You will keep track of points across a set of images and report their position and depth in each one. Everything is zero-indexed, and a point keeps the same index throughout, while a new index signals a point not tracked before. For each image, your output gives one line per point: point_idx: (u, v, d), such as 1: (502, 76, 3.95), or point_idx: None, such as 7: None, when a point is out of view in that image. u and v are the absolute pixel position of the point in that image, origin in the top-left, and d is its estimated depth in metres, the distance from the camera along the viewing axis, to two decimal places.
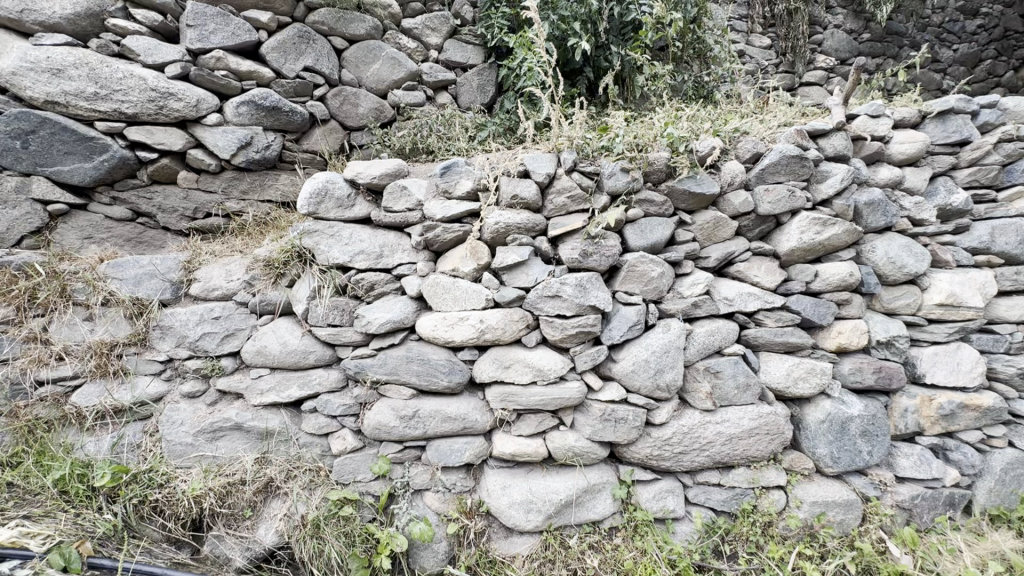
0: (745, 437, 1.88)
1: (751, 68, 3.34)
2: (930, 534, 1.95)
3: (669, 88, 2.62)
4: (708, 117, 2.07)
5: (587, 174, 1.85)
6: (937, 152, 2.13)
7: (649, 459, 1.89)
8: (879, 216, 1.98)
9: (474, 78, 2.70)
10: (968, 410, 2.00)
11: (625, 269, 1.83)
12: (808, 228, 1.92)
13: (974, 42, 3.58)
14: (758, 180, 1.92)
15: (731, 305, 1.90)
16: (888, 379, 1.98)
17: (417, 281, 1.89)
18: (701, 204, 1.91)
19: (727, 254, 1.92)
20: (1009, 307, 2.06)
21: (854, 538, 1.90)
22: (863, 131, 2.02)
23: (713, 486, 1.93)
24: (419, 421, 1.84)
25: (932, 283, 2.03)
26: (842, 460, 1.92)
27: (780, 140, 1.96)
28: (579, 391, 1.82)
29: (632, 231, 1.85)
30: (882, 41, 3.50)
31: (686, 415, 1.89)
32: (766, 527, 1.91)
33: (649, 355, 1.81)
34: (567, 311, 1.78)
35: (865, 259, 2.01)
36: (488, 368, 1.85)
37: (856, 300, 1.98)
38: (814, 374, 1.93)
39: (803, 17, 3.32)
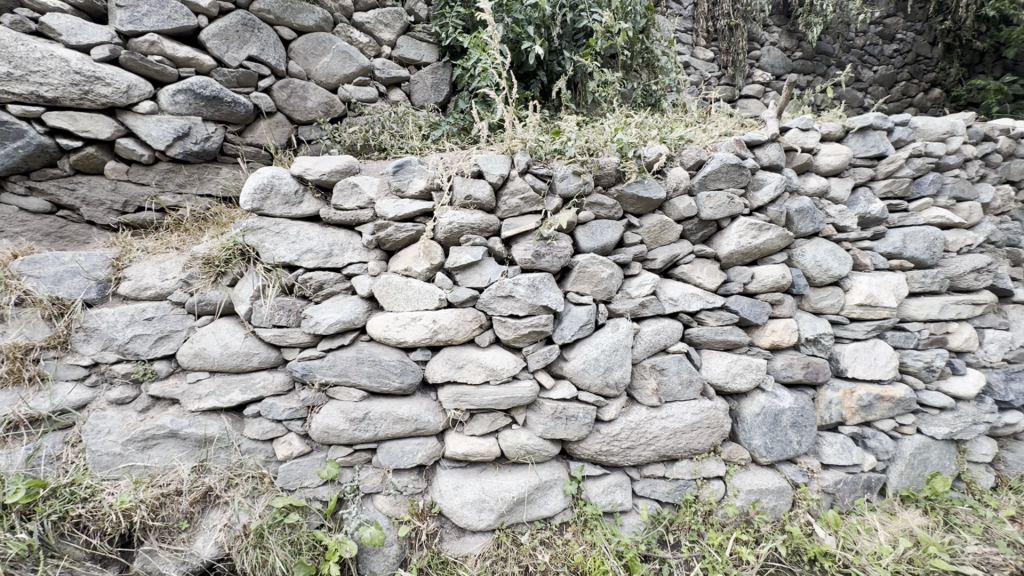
0: (688, 431, 1.97)
1: (696, 79, 3.51)
2: (851, 515, 2.12)
3: (619, 94, 2.71)
4: (655, 125, 2.16)
5: (539, 175, 1.88)
6: (858, 165, 2.31)
7: (598, 455, 1.95)
8: (807, 223, 2.14)
9: (428, 76, 2.68)
10: (883, 401, 2.18)
11: (576, 269, 1.88)
12: (745, 232, 2.03)
13: (891, 65, 3.92)
14: (701, 187, 2.02)
15: (676, 305, 1.99)
16: (815, 373, 2.14)
17: (369, 280, 1.86)
18: (648, 208, 1.99)
19: (672, 256, 2.00)
20: (918, 307, 2.27)
21: (784, 522, 2.04)
22: (794, 143, 2.18)
23: (658, 478, 2.02)
24: (369, 423, 1.81)
25: (853, 285, 2.21)
26: (774, 449, 2.06)
27: (720, 148, 2.07)
28: (531, 390, 1.85)
29: (583, 234, 1.90)
30: (811, 60, 3.78)
31: (634, 411, 1.95)
32: (706, 516, 2.01)
33: (599, 353, 1.87)
34: (520, 311, 1.80)
35: (796, 262, 2.16)
36: (441, 368, 1.85)
37: (787, 301, 2.13)
38: (750, 370, 2.05)
39: (743, 33, 3.52)
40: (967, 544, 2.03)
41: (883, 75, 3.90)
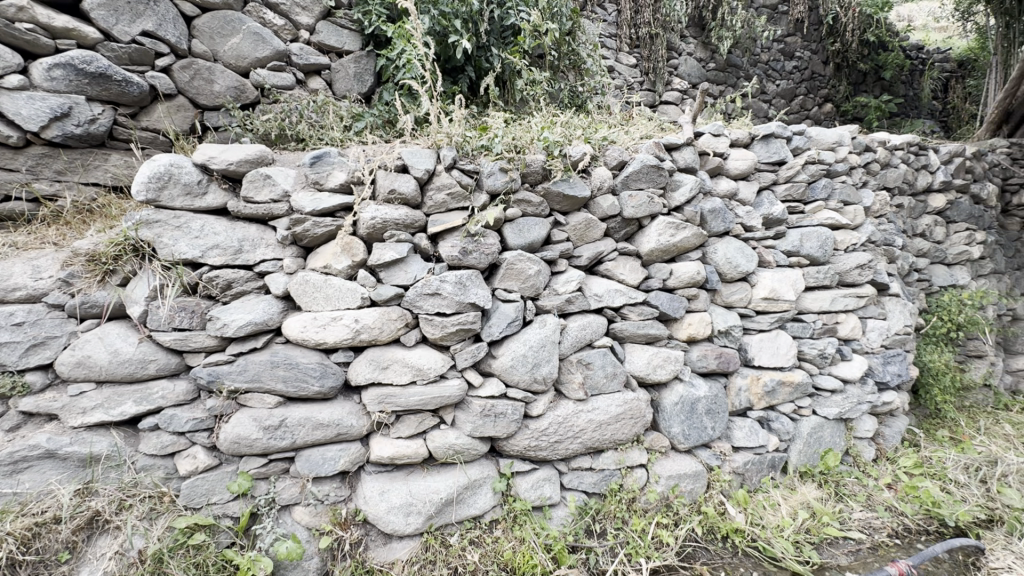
0: (612, 423, 2.04)
1: (620, 83, 3.64)
2: (758, 492, 2.29)
3: (546, 94, 2.75)
4: (580, 125, 2.20)
5: (466, 171, 1.86)
6: (763, 170, 2.50)
7: (527, 450, 1.96)
8: (719, 222, 2.29)
9: (351, 65, 2.55)
10: (784, 386, 2.39)
11: (503, 266, 1.88)
12: (664, 230, 2.14)
13: (791, 80, 4.29)
14: (624, 186, 2.10)
15: (601, 301, 2.05)
16: (727, 363, 2.29)
17: (284, 278, 1.74)
18: (574, 206, 2.03)
19: (597, 253, 2.06)
20: (813, 299, 2.51)
21: (700, 503, 2.17)
22: (707, 147, 2.33)
23: (586, 470, 2.06)
24: (286, 431, 1.69)
25: (759, 280, 2.39)
26: (691, 435, 2.18)
27: (641, 149, 2.15)
28: (458, 389, 1.83)
29: (510, 231, 1.91)
30: (723, 71, 4.05)
31: (561, 405, 1.99)
32: (630, 503, 2.09)
33: (527, 349, 1.88)
34: (447, 309, 1.78)
35: (709, 259, 2.30)
36: (365, 370, 1.77)
37: (702, 296, 2.26)
38: (669, 361, 2.16)
39: (662, 42, 3.71)
40: (854, 511, 2.27)
41: (785, 89, 4.26)
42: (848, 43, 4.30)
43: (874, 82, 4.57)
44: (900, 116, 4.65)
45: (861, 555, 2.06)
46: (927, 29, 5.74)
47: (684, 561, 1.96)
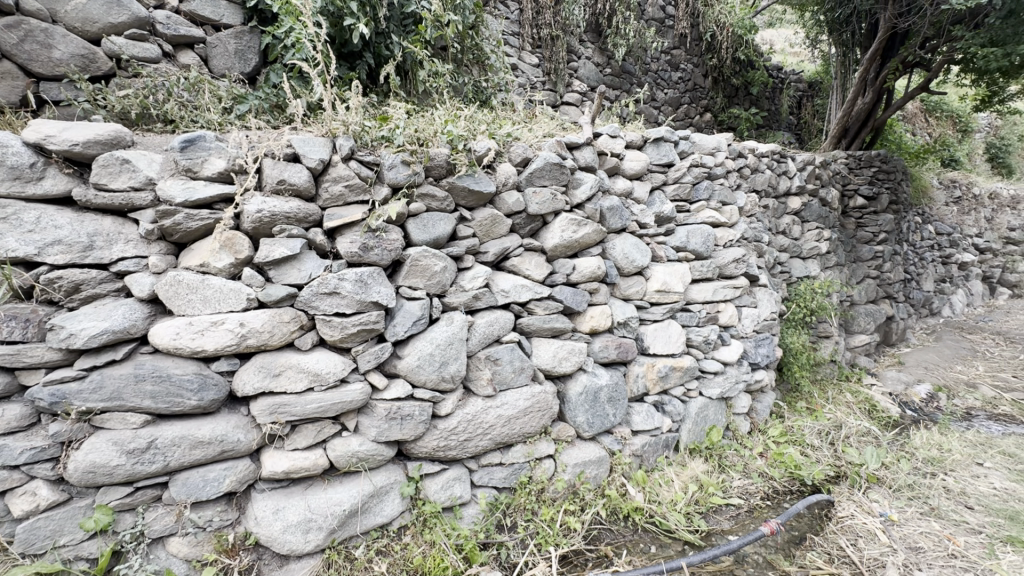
0: (521, 417, 2.06)
1: (524, 82, 3.69)
2: (654, 471, 2.47)
3: (449, 87, 2.71)
4: (484, 120, 2.19)
5: (365, 163, 1.77)
6: (655, 171, 2.69)
7: (436, 451, 1.91)
8: (617, 219, 2.41)
9: (230, 40, 2.29)
10: (676, 371, 2.59)
11: (407, 263, 1.81)
12: (566, 227, 2.21)
13: (677, 89, 4.66)
14: (528, 183, 2.13)
15: (508, 296, 2.06)
16: (625, 352, 2.43)
17: (150, 278, 1.52)
18: (479, 202, 2.02)
19: (503, 249, 2.07)
20: (699, 291, 2.74)
21: (604, 487, 2.28)
22: (604, 147, 2.45)
23: (496, 465, 2.07)
24: (156, 453, 1.48)
25: (652, 274, 2.57)
26: (594, 423, 2.29)
27: (544, 147, 2.20)
28: (361, 393, 1.73)
29: (414, 226, 1.84)
30: (619, 77, 4.27)
31: (470, 403, 1.97)
32: (540, 494, 2.13)
33: (434, 348, 1.84)
34: (347, 309, 1.68)
35: (608, 255, 2.42)
36: (253, 378, 1.60)
37: (603, 289, 2.37)
38: (574, 353, 2.24)
39: (561, 44, 3.84)
40: (734, 480, 2.53)
41: (672, 97, 4.62)
42: (723, 60, 4.81)
43: (745, 96, 5.12)
44: (765, 127, 5.27)
45: (740, 518, 2.30)
46: (784, 54, 6.58)
47: (590, 544, 2.05)
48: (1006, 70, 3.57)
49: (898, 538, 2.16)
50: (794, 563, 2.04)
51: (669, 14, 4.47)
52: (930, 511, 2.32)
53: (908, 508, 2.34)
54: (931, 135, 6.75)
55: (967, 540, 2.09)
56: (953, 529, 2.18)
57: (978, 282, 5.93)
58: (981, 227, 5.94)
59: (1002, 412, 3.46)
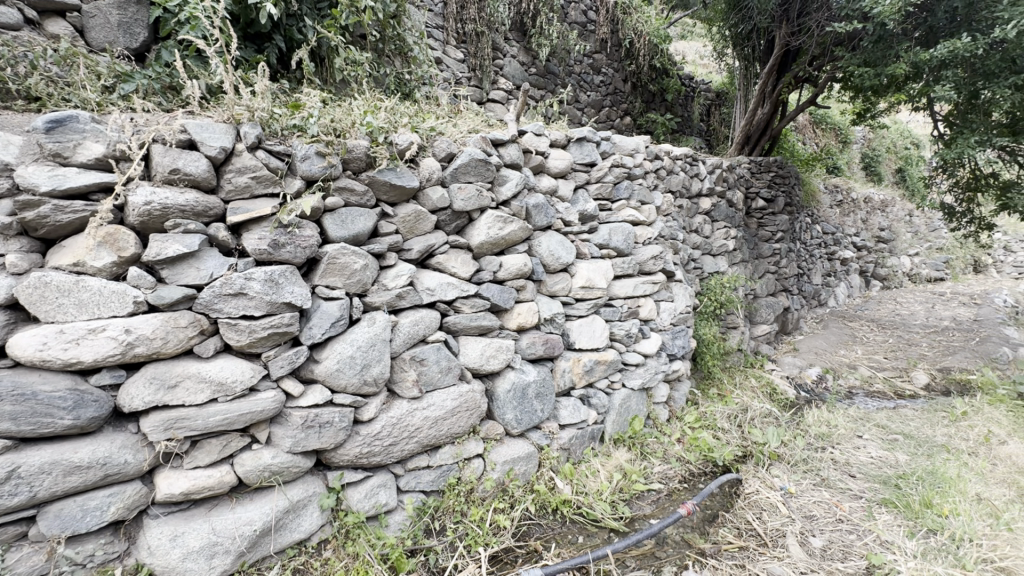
0: (448, 417, 2.02)
1: (448, 76, 3.62)
2: (581, 463, 2.53)
3: (369, 77, 2.60)
4: (406, 112, 2.12)
5: (275, 154, 1.65)
6: (578, 170, 2.76)
7: (358, 458, 1.82)
8: (543, 216, 2.44)
9: (112, 11, 2.00)
10: (600, 364, 2.66)
11: (324, 261, 1.71)
12: (493, 224, 2.20)
13: (599, 91, 4.81)
14: (453, 179, 2.09)
15: (433, 295, 2.01)
16: (552, 348, 2.47)
17: (8, 280, 1.31)
18: (402, 197, 1.95)
19: (428, 246, 2.01)
20: (621, 286, 2.85)
21: (533, 482, 2.30)
22: (530, 145, 2.46)
23: (423, 469, 2.01)
24: (19, 483, 1.27)
25: (576, 271, 2.63)
26: (523, 420, 2.30)
27: (469, 143, 2.17)
28: (273, 401, 1.61)
29: (331, 221, 1.74)
30: (543, 77, 4.33)
31: (395, 406, 1.90)
32: (469, 494, 2.11)
33: (355, 350, 1.75)
34: (255, 311, 1.55)
35: (535, 252, 2.44)
36: (143, 392, 1.42)
37: (529, 287, 2.39)
38: (501, 351, 2.24)
39: (486, 41, 3.82)
40: (655, 466, 2.66)
41: (594, 100, 4.76)
42: (641, 66, 5.04)
43: (660, 102, 5.40)
44: (679, 132, 5.60)
45: (661, 501, 2.42)
46: (695, 64, 7.05)
47: (519, 540, 2.06)
48: (877, 89, 4.04)
49: (795, 508, 2.38)
50: (708, 540, 2.18)
51: (591, 19, 4.61)
52: (822, 482, 2.58)
53: (803, 480, 2.59)
54: (818, 145, 7.53)
55: (851, 505, 2.35)
56: (839, 496, 2.44)
57: (856, 276, 6.72)
58: (858, 227, 6.73)
59: (876, 389, 3.94)
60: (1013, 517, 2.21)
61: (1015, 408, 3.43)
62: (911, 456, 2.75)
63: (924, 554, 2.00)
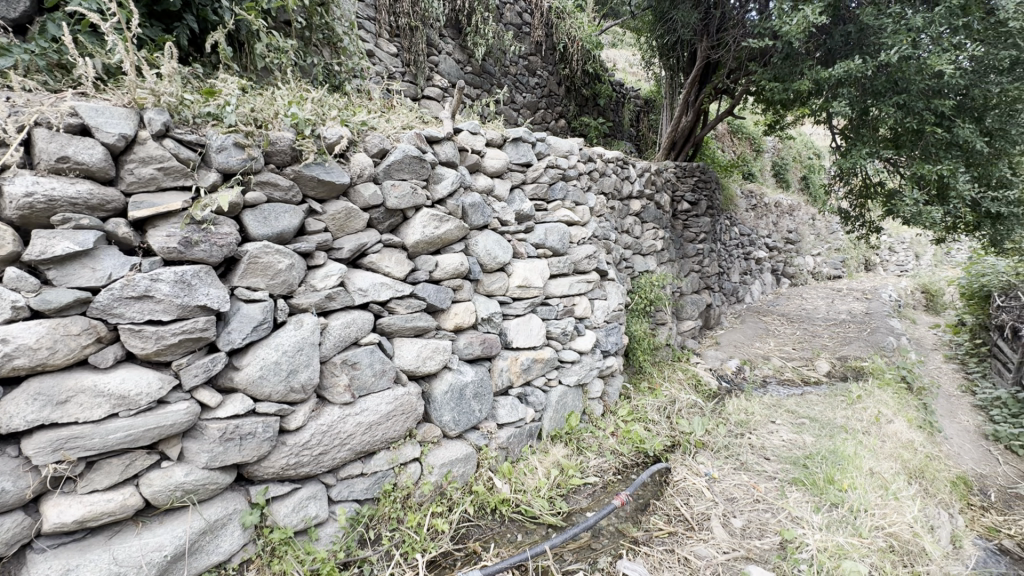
0: (383, 422, 1.96)
1: (380, 70, 3.52)
2: (519, 461, 2.54)
3: (295, 66, 2.46)
4: (335, 104, 2.02)
5: (186, 143, 1.51)
6: (514, 170, 2.77)
7: (285, 470, 1.71)
8: (479, 216, 2.43)
9: None
10: (537, 362, 2.69)
11: (244, 260, 1.59)
12: (428, 222, 2.15)
13: (535, 93, 4.86)
14: (386, 175, 2.02)
15: (366, 296, 1.94)
16: (489, 348, 2.46)
17: None
18: (331, 194, 1.86)
19: (360, 245, 1.94)
20: (557, 285, 2.90)
21: (471, 484, 2.29)
22: (465, 143, 2.44)
23: (356, 477, 1.93)
24: None
25: (513, 270, 2.65)
26: (460, 421, 2.27)
27: (402, 139, 2.11)
28: (187, 414, 1.47)
29: (252, 218, 1.62)
30: (479, 76, 4.32)
31: (325, 413, 1.81)
32: (405, 500, 2.06)
33: (279, 355, 1.65)
34: (163, 315, 1.41)
35: (471, 251, 2.42)
36: (25, 409, 1.24)
37: (466, 286, 2.37)
38: (438, 352, 2.20)
39: (421, 36, 3.75)
40: (590, 459, 2.73)
41: (529, 101, 4.81)
42: (574, 70, 5.16)
43: (593, 106, 5.56)
44: (611, 136, 5.80)
45: (596, 494, 2.49)
46: (624, 72, 7.35)
47: (458, 543, 2.04)
48: (786, 102, 4.41)
49: (718, 492, 2.53)
50: (641, 528, 2.27)
51: (526, 21, 4.65)
52: (741, 465, 2.77)
53: (725, 465, 2.77)
54: (735, 152, 8.10)
55: (766, 486, 2.55)
56: (756, 478, 2.64)
57: (769, 274, 7.30)
58: (770, 230, 7.32)
59: (787, 377, 4.30)
60: (899, 488, 2.49)
61: (899, 390, 3.88)
62: (816, 437, 3.02)
63: (828, 526, 2.20)
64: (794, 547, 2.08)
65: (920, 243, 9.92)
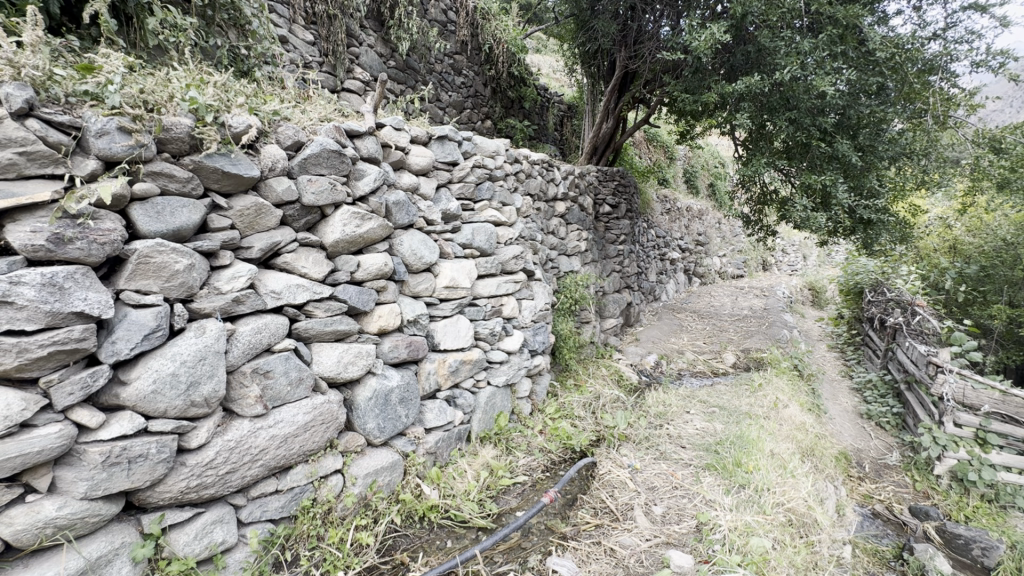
0: (301, 434, 1.83)
1: (295, 58, 3.31)
2: (448, 465, 2.50)
3: (195, 47, 2.24)
4: (243, 90, 1.86)
5: (58, 125, 1.31)
6: (440, 168, 2.72)
7: (185, 494, 1.54)
8: (404, 214, 2.35)
9: None
10: (465, 364, 2.66)
11: (132, 260, 1.41)
12: (349, 220, 2.04)
13: (461, 92, 4.82)
14: (301, 170, 1.90)
15: (279, 298, 1.80)
16: (415, 350, 2.39)
17: None
18: (237, 188, 1.71)
19: (272, 244, 1.80)
20: (485, 285, 2.88)
21: (398, 492, 2.20)
22: (389, 139, 2.35)
23: (270, 495, 1.79)
24: None
25: (440, 271, 2.59)
26: (386, 428, 2.19)
27: (319, 132, 2.00)
28: (60, 438, 1.27)
29: (142, 212, 1.45)
30: (403, 71, 4.21)
31: (233, 427, 1.65)
32: (326, 516, 1.94)
33: (177, 366, 1.48)
34: (28, 324, 1.21)
35: (396, 251, 2.34)
36: None
37: (390, 287, 2.28)
38: (361, 357, 2.10)
39: (340, 26, 3.58)
40: (519, 459, 2.75)
41: (455, 100, 4.75)
42: (500, 72, 5.18)
43: (519, 108, 5.61)
44: (536, 139, 5.89)
45: (526, 493, 2.50)
46: (548, 77, 7.53)
47: (385, 555, 1.95)
48: (696, 113, 4.73)
49: (640, 482, 2.65)
50: (569, 523, 2.32)
51: (451, 19, 4.60)
52: (660, 455, 2.93)
53: (646, 456, 2.91)
54: (652, 159, 8.57)
55: (683, 473, 2.71)
56: (674, 466, 2.79)
57: (682, 274, 7.80)
58: (683, 232, 7.84)
59: (699, 370, 4.62)
60: (795, 466, 2.76)
61: (792, 377, 4.31)
62: (725, 425, 3.27)
63: (737, 506, 2.38)
64: (709, 529, 2.23)
65: (807, 246, 11.14)
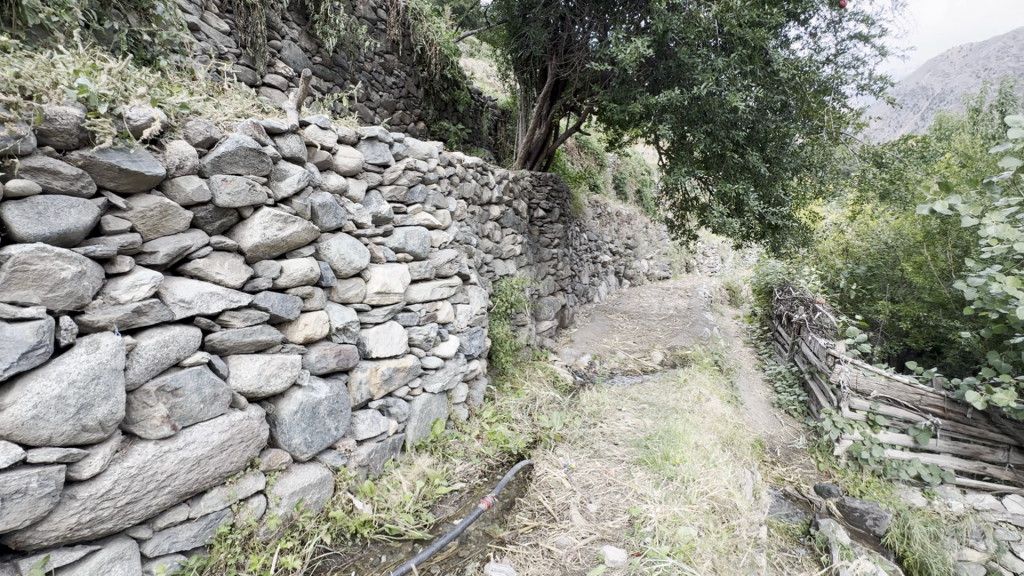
0: (216, 455, 1.69)
1: (208, 48, 3.08)
2: (382, 477, 2.41)
3: (88, 31, 2.02)
4: (145, 80, 1.70)
5: None
6: (370, 170, 2.63)
7: (75, 531, 1.37)
8: (331, 218, 2.24)
9: None
10: (399, 371, 2.59)
11: (6, 268, 1.23)
12: (270, 224, 1.91)
13: (392, 93, 4.70)
14: (215, 169, 1.76)
15: (190, 308, 1.65)
16: (345, 359, 2.29)
17: None
18: (138, 187, 1.55)
19: (180, 249, 1.65)
20: (419, 290, 2.81)
21: (328, 510, 2.09)
22: (314, 138, 2.24)
23: (180, 524, 1.63)
24: None
25: (371, 276, 2.50)
26: (314, 442, 2.07)
27: (235, 128, 1.86)
28: None
29: (18, 214, 1.27)
30: (329, 68, 4.04)
31: (135, 452, 1.49)
32: (246, 541, 1.80)
33: (65, 387, 1.31)
34: None
35: (322, 256, 2.23)
36: None
37: (317, 294, 2.17)
38: (285, 368, 1.97)
39: (259, 17, 3.38)
40: (456, 465, 2.71)
41: (387, 100, 4.63)
42: (432, 74, 5.11)
43: (452, 111, 5.57)
44: (470, 143, 5.87)
45: (463, 500, 2.47)
46: (482, 81, 7.54)
47: None
48: (624, 122, 4.93)
49: (576, 481, 2.71)
50: (507, 527, 2.31)
51: (381, 18, 4.47)
52: (594, 453, 3.00)
53: (581, 455, 2.97)
54: (583, 165, 8.82)
55: (615, 469, 2.80)
56: (608, 463, 2.87)
57: (613, 276, 8.10)
58: (613, 236, 8.14)
59: (630, 368, 4.82)
60: (716, 456, 2.94)
61: (713, 372, 4.61)
62: (654, 420, 3.42)
63: (665, 498, 2.49)
64: (640, 522, 2.31)
65: (724, 249, 11.97)
